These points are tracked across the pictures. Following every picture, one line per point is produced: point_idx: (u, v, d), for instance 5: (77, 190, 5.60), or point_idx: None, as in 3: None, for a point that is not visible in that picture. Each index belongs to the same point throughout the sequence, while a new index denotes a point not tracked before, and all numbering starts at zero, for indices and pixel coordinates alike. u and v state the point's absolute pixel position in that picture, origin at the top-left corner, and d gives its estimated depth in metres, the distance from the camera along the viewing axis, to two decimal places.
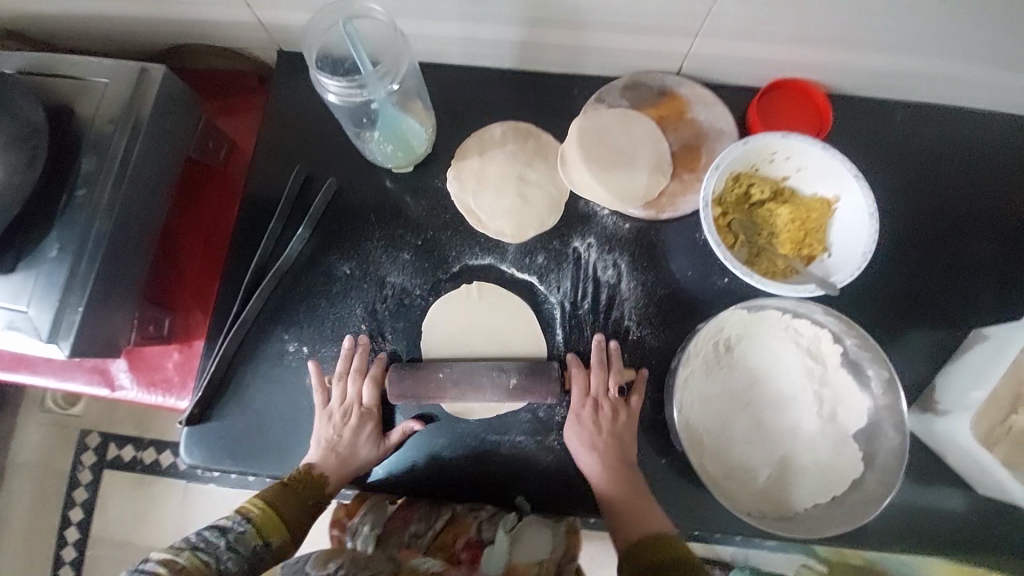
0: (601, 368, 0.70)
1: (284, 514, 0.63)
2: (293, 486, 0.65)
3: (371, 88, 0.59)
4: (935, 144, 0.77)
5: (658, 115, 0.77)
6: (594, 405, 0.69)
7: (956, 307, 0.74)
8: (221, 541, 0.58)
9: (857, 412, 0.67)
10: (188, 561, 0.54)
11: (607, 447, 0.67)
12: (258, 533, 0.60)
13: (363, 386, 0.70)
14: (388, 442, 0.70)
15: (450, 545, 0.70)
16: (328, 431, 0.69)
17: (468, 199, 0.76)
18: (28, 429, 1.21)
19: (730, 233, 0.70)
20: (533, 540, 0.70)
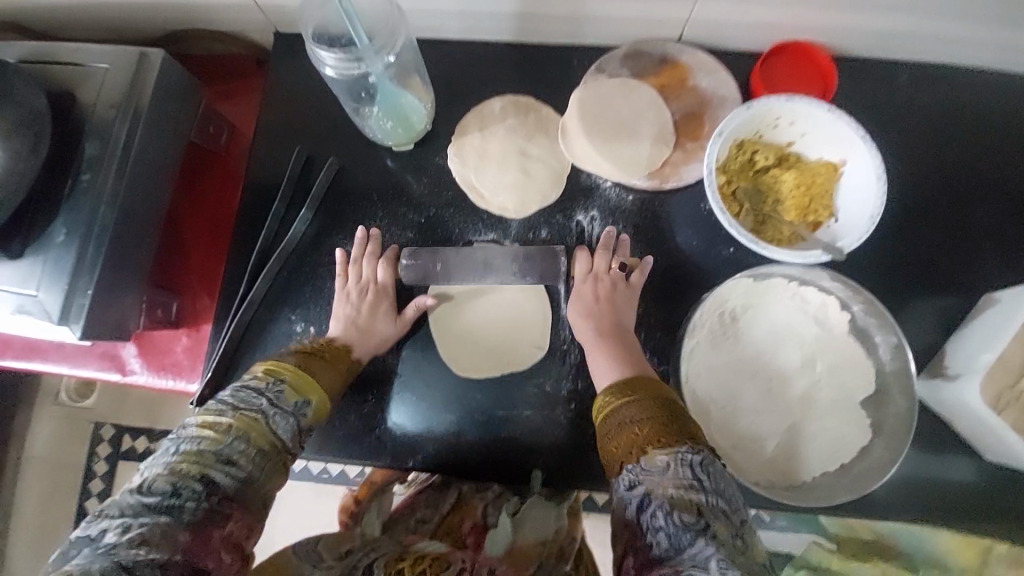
0: (606, 250, 0.72)
1: (319, 380, 0.62)
2: (321, 356, 0.64)
3: (367, 62, 0.58)
4: (945, 104, 0.76)
5: (660, 84, 0.76)
6: (595, 278, 0.70)
7: (967, 271, 0.73)
8: (261, 400, 0.55)
9: (867, 378, 0.66)
10: (232, 422, 0.52)
11: (604, 313, 0.68)
12: (297, 393, 0.58)
13: (379, 266, 0.73)
14: (406, 318, 0.72)
15: (458, 528, 0.75)
16: (347, 308, 0.71)
17: (469, 175, 0.75)
18: (42, 422, 1.26)
19: (734, 201, 0.69)
20: (538, 517, 0.72)
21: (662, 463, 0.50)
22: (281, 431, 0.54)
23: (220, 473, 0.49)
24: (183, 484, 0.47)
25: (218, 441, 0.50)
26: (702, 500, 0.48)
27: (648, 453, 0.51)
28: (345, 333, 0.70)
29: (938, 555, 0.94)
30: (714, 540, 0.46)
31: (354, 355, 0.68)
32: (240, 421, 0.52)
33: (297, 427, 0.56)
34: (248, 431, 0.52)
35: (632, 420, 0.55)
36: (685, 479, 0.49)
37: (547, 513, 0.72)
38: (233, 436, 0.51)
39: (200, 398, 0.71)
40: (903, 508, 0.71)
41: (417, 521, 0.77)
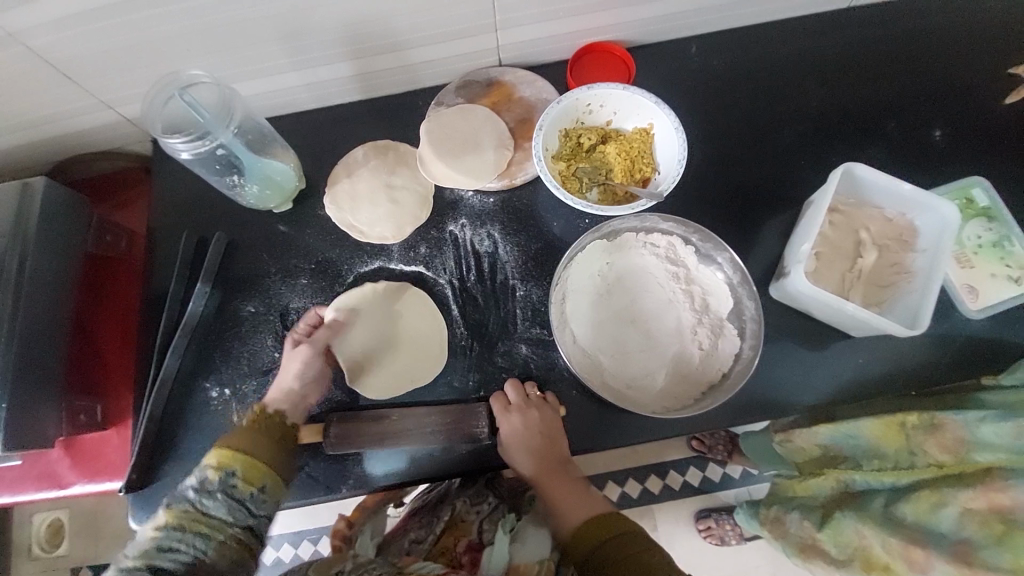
0: (519, 390, 0.74)
1: (243, 448, 0.63)
2: (254, 427, 0.66)
3: (215, 135, 0.68)
4: (731, 64, 0.90)
5: (492, 102, 0.87)
6: (520, 411, 0.72)
7: (789, 188, 0.84)
8: (189, 489, 0.60)
9: (722, 296, 0.75)
10: (167, 517, 0.58)
11: (541, 453, 0.73)
12: (217, 470, 0.60)
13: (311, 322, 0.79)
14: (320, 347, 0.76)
15: (452, 548, 0.80)
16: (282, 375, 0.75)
17: (346, 216, 0.84)
18: None
19: (574, 180, 0.80)
20: (532, 540, 0.79)
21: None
22: (214, 510, 0.59)
23: (165, 561, 0.56)
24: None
25: (157, 537, 0.57)
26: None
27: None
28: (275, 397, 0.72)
29: (872, 446, 0.80)
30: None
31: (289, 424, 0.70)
32: (174, 516, 0.58)
33: (231, 502, 0.60)
34: (182, 523, 0.58)
35: (609, 558, 0.67)
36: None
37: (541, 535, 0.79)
38: (170, 528, 0.58)
39: (129, 485, 0.74)
40: (796, 397, 0.78)
41: (411, 542, 0.81)
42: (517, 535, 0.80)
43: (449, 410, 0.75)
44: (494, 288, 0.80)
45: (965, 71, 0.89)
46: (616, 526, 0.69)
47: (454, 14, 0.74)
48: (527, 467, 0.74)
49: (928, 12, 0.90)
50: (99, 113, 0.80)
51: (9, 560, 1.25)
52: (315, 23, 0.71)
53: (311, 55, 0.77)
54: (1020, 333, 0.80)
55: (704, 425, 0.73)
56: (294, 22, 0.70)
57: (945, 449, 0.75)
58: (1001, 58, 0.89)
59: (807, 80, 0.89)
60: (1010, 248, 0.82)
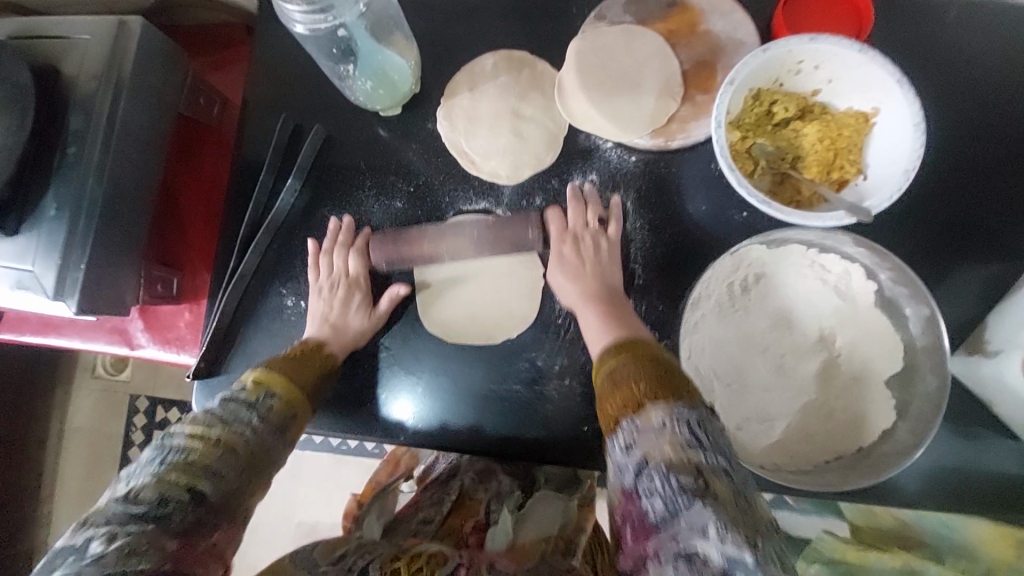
0: (578, 207, 0.68)
1: (297, 377, 0.61)
2: (295, 356, 0.63)
3: (338, 13, 0.55)
4: (1004, 43, 0.65)
5: (667, 30, 0.68)
6: (574, 236, 0.67)
7: (1020, 236, 0.64)
8: (249, 413, 0.55)
9: (892, 354, 0.60)
10: (221, 436, 0.52)
11: (594, 283, 0.64)
12: (286, 403, 0.58)
13: (350, 258, 0.71)
14: (380, 312, 0.70)
15: (459, 528, 0.72)
16: (321, 305, 0.70)
17: (459, 139, 0.71)
18: (84, 393, 1.35)
19: (749, 159, 0.62)
20: (542, 518, 0.71)
21: (658, 424, 0.46)
22: (263, 435, 0.55)
23: (207, 485, 0.49)
24: (170, 494, 0.47)
25: (208, 457, 0.50)
26: (701, 459, 0.44)
27: (644, 408, 0.48)
28: (319, 333, 0.68)
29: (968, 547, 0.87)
30: (718, 504, 0.42)
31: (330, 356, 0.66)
32: (230, 438, 0.52)
33: (278, 438, 0.56)
34: (236, 447, 0.52)
35: (627, 380, 0.51)
36: (681, 437, 0.45)
37: (553, 508, 0.74)
38: (224, 451, 0.51)
39: (196, 370, 0.73)
40: (931, 489, 0.65)
41: (419, 522, 0.73)
42: (528, 509, 0.73)
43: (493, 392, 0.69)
44: None
45: None
46: (644, 352, 0.54)
47: None
48: (585, 287, 0.64)
49: None
50: None
51: (78, 373, 1.35)
52: None
53: None
54: None
55: (812, 493, 0.62)
56: None
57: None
58: None
59: None
60: None
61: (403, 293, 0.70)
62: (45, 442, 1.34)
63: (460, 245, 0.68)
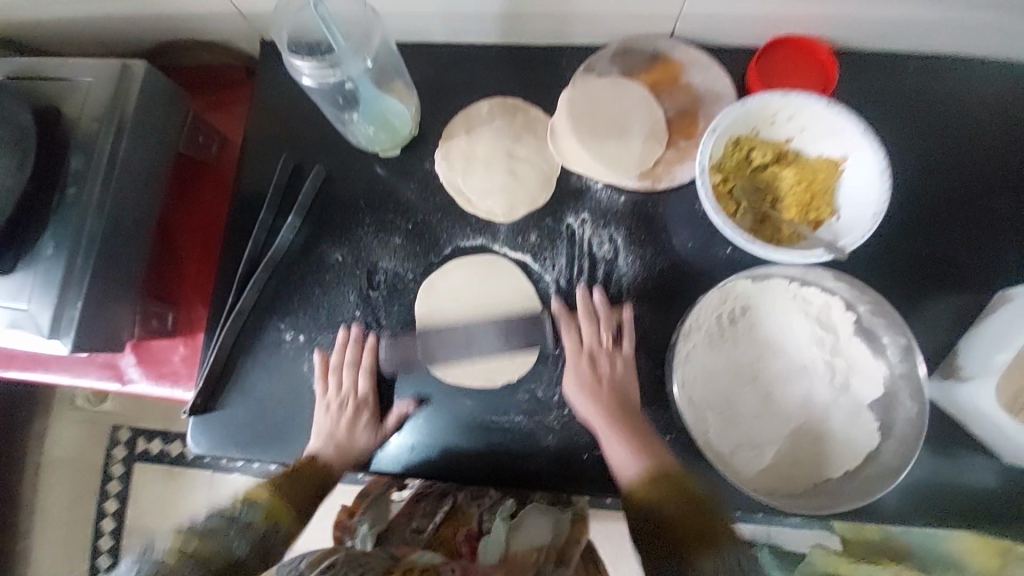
0: (592, 322, 0.69)
1: (293, 503, 0.63)
2: (301, 474, 0.65)
3: (345, 65, 0.58)
4: (952, 96, 0.72)
5: (651, 81, 0.73)
6: (590, 354, 0.68)
7: (979, 269, 0.69)
8: (229, 526, 0.58)
9: (872, 381, 0.64)
10: (193, 548, 0.56)
11: (609, 404, 0.65)
12: (268, 516, 0.60)
13: (360, 374, 0.71)
14: (387, 429, 0.70)
15: (451, 539, 0.68)
16: (328, 420, 0.69)
17: (457, 178, 0.74)
18: (61, 426, 1.29)
19: (731, 200, 0.66)
20: (535, 525, 0.67)
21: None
22: (238, 550, 0.57)
23: None
24: None
25: (175, 569, 0.54)
26: None
27: (695, 552, 0.55)
28: (324, 450, 0.68)
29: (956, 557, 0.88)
30: None
31: (331, 476, 0.67)
32: (204, 551, 0.56)
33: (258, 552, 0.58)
34: (205, 559, 0.55)
35: (669, 515, 0.57)
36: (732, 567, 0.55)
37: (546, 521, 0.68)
38: (191, 565, 0.54)
39: (192, 408, 0.72)
40: (915, 512, 0.68)
41: (411, 531, 0.69)
42: (519, 522, 0.67)
43: (493, 421, 0.70)
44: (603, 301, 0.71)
45: None
46: (680, 487, 0.59)
47: None
48: (597, 403, 0.65)
49: None
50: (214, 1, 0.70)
51: (54, 407, 1.29)
52: None
53: None
54: None
55: (805, 518, 0.64)
56: None
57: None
58: None
59: None
60: None
61: (410, 411, 0.70)
62: (17, 483, 1.28)
63: (472, 339, 0.72)
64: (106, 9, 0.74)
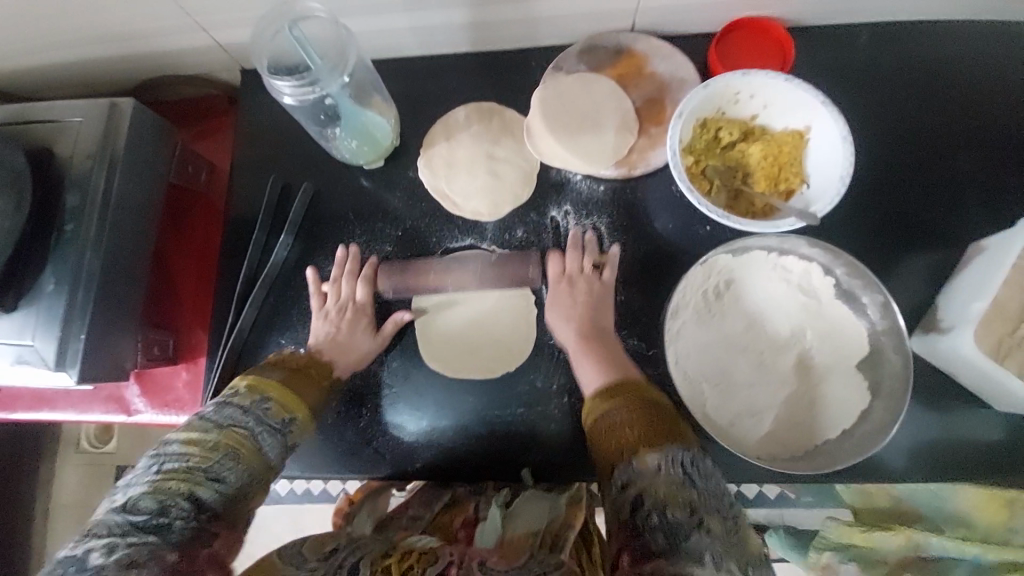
0: (576, 251, 0.73)
1: (305, 400, 0.64)
2: (303, 374, 0.67)
3: (324, 84, 0.60)
4: (906, 62, 0.75)
5: (618, 74, 0.76)
6: (569, 279, 0.71)
7: (950, 224, 0.72)
8: (247, 418, 0.57)
9: (857, 340, 0.66)
10: (219, 439, 0.53)
11: (587, 324, 0.68)
12: (283, 409, 0.60)
13: (357, 285, 0.74)
14: (384, 335, 0.73)
15: (449, 524, 0.73)
16: (327, 326, 0.73)
17: (441, 183, 0.77)
18: (67, 470, 1.29)
19: (705, 179, 0.69)
20: (528, 513, 0.69)
21: (654, 466, 0.49)
22: (268, 447, 0.57)
23: (209, 490, 0.51)
24: (171, 501, 0.49)
25: (206, 462, 0.51)
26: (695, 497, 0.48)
27: (638, 454, 0.51)
28: (324, 347, 0.71)
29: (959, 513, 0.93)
30: (706, 533, 0.46)
31: (334, 374, 0.70)
32: (229, 442, 0.54)
33: (281, 442, 0.58)
34: (235, 449, 0.54)
35: (618, 422, 0.55)
36: (678, 478, 0.49)
37: (541, 506, 0.70)
38: (222, 452, 0.53)
39: None
40: (914, 466, 0.70)
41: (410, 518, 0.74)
42: (515, 510, 0.70)
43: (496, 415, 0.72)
44: None
45: None
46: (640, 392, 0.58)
47: None
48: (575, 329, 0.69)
49: None
50: (193, 36, 0.74)
51: (59, 451, 1.29)
52: None
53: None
54: None
55: (807, 480, 0.66)
56: None
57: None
58: None
59: (995, 96, 0.74)
60: None
61: (406, 319, 0.73)
62: (29, 530, 1.27)
63: (466, 278, 0.73)
64: (89, 51, 0.76)
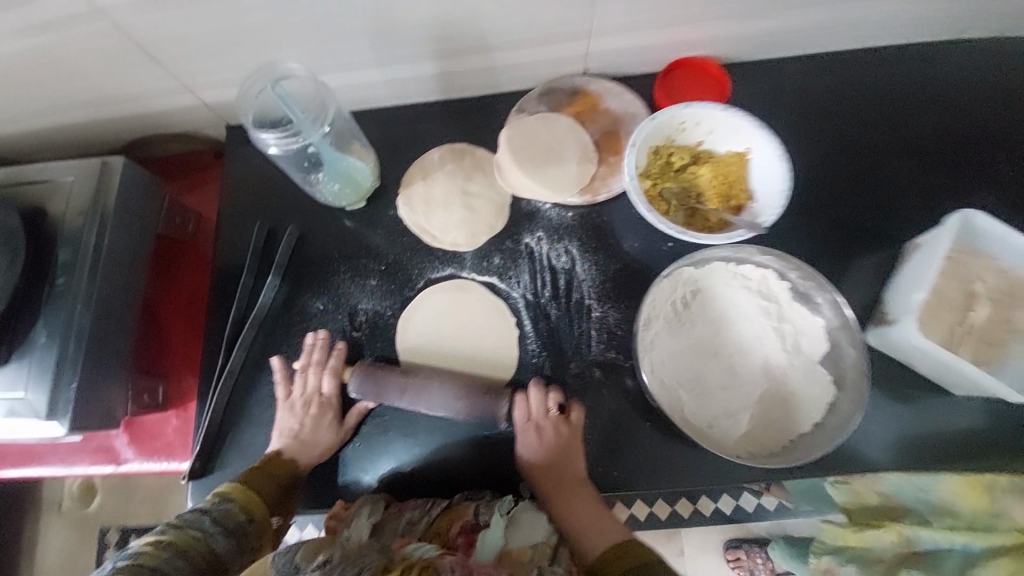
0: (538, 397, 0.72)
1: (263, 497, 0.67)
2: (265, 468, 0.69)
3: (306, 134, 0.66)
4: (829, 87, 0.85)
5: (576, 112, 0.84)
6: (536, 428, 0.70)
7: (887, 226, 0.79)
8: (205, 520, 0.60)
9: (818, 338, 0.71)
10: (173, 538, 0.56)
11: (564, 484, 0.69)
12: (243, 509, 0.63)
13: (324, 378, 0.75)
14: (349, 426, 0.75)
15: (447, 530, 0.66)
16: (292, 420, 0.73)
17: (420, 219, 0.81)
18: (50, 534, 1.25)
19: (662, 201, 0.76)
20: (531, 522, 0.66)
21: None
22: (218, 546, 0.59)
23: None
24: None
25: (160, 557, 0.53)
26: None
27: None
28: (287, 446, 0.72)
29: (944, 503, 0.91)
30: None
31: (295, 470, 0.71)
32: (182, 540, 0.56)
33: (235, 544, 0.60)
34: (187, 547, 0.56)
35: None
36: None
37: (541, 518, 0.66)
38: (172, 551, 0.54)
39: (191, 472, 0.73)
40: (884, 452, 0.73)
41: (405, 524, 0.67)
42: (516, 518, 0.66)
43: (487, 437, 0.75)
44: (569, 307, 0.77)
45: None
46: (633, 552, 0.63)
47: (551, 18, 0.74)
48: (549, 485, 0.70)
49: None
50: (181, 95, 0.80)
51: (41, 515, 1.26)
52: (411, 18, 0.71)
53: (396, 52, 0.77)
54: None
55: (787, 473, 0.69)
56: (390, 12, 0.70)
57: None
58: None
59: (909, 112, 0.84)
60: None
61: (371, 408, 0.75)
62: None
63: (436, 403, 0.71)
64: (83, 116, 0.82)
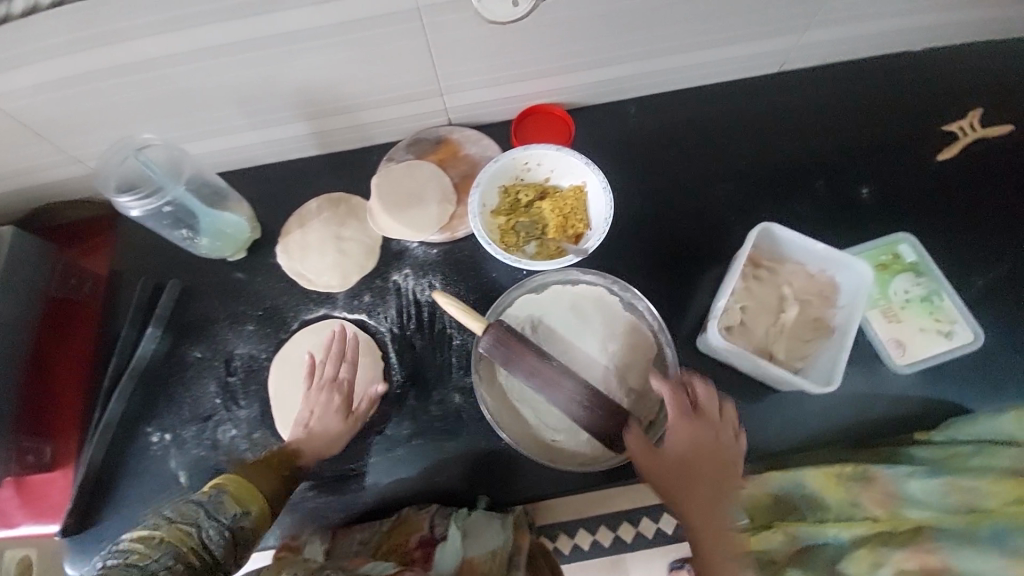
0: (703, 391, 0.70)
1: (260, 488, 0.69)
2: (264, 464, 0.72)
3: (167, 189, 0.74)
4: (665, 124, 0.95)
5: (439, 159, 0.93)
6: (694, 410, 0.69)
7: (719, 244, 0.89)
8: (199, 511, 0.62)
9: (644, 343, 0.80)
10: (162, 535, 0.58)
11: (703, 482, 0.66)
12: (236, 502, 0.65)
13: (343, 365, 0.80)
14: (358, 412, 0.78)
15: (404, 544, 0.76)
16: (308, 406, 0.78)
17: (297, 265, 0.87)
18: None
19: (512, 234, 0.84)
20: (485, 534, 0.76)
21: None
22: (212, 545, 0.61)
23: None
24: None
25: (147, 558, 0.56)
26: None
27: None
28: (297, 437, 0.76)
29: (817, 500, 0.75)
30: None
31: (299, 463, 0.74)
32: (173, 537, 0.59)
33: (231, 544, 0.63)
34: (177, 543, 0.58)
35: None
36: None
37: (493, 529, 0.77)
38: (164, 550, 0.57)
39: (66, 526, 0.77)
40: None
41: (357, 543, 0.76)
42: (469, 530, 0.76)
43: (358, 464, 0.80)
44: (432, 336, 0.83)
45: (895, 136, 0.93)
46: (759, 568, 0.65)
47: (397, 80, 0.83)
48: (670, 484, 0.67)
49: (859, 74, 0.95)
50: (72, 167, 0.88)
51: None
52: (271, 88, 0.80)
53: (267, 116, 0.86)
54: (951, 386, 0.81)
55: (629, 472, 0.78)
56: (248, 85, 0.79)
57: (878, 502, 0.73)
58: (932, 119, 0.94)
59: (739, 141, 0.94)
60: (939, 303, 0.83)
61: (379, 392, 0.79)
62: None
63: (564, 398, 0.70)
64: None
